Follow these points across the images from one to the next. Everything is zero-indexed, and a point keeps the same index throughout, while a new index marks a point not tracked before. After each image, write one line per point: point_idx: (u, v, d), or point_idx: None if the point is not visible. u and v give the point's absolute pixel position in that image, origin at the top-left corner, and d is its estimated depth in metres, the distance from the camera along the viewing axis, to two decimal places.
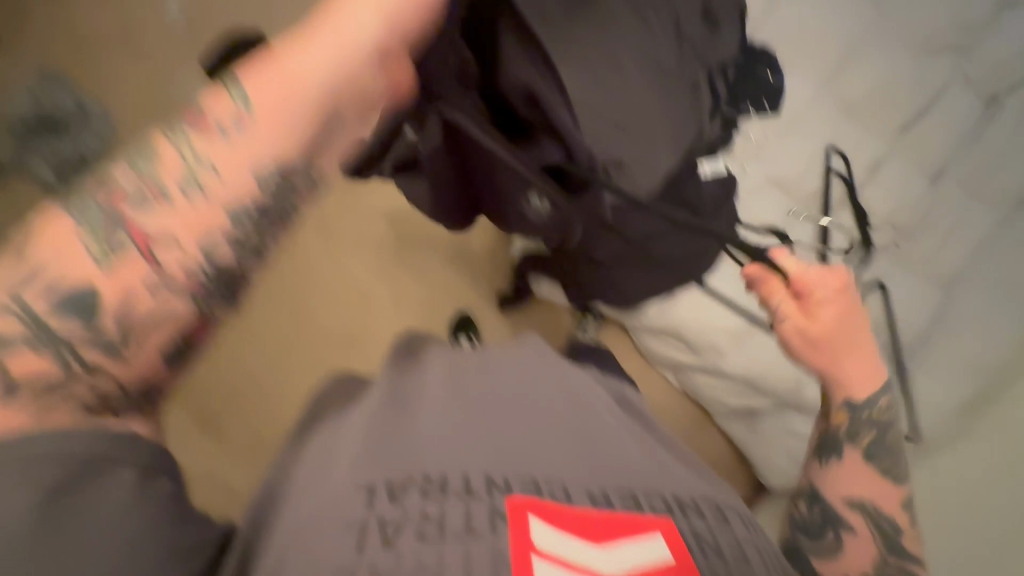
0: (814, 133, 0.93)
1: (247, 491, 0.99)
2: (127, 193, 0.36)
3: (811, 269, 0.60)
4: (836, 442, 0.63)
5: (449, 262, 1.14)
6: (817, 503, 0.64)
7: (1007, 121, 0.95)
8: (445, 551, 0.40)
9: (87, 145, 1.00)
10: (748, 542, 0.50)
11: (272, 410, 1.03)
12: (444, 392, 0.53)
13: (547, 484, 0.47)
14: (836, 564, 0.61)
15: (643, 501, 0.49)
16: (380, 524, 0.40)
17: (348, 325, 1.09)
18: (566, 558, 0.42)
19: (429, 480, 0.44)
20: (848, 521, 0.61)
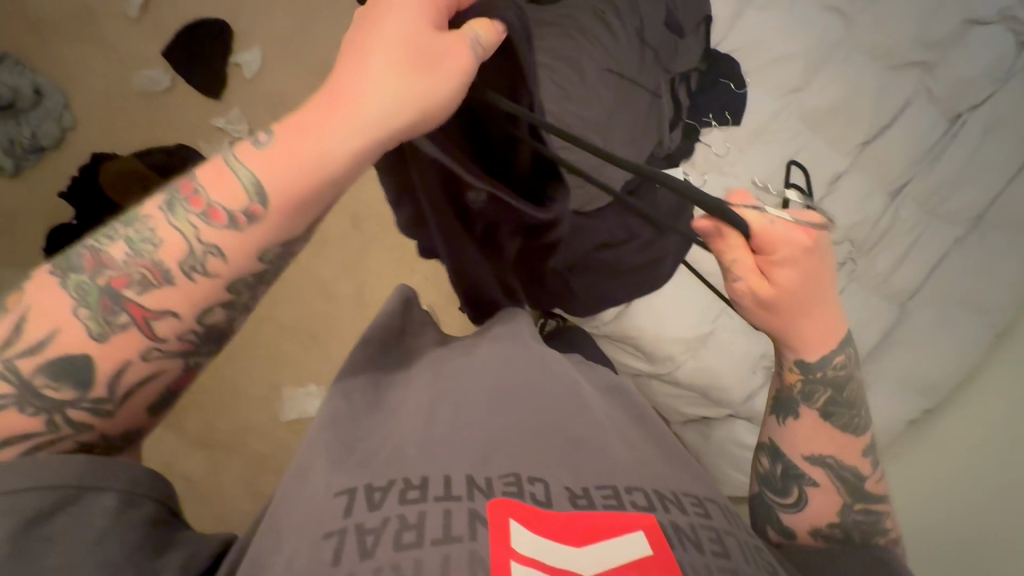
0: (777, 145, 0.95)
1: (209, 487, 0.99)
2: (136, 278, 0.37)
3: (776, 224, 0.47)
4: (790, 401, 0.58)
5: (414, 261, 1.12)
6: (780, 459, 0.59)
7: (983, 122, 0.96)
8: (422, 557, 0.40)
9: (45, 131, 1.02)
10: (728, 532, 0.51)
11: (231, 404, 1.03)
12: (429, 398, 0.55)
13: (530, 483, 0.47)
14: (805, 521, 0.57)
15: (625, 497, 0.49)
16: (358, 531, 0.41)
17: (310, 323, 1.07)
18: (543, 561, 0.42)
19: (410, 482, 0.45)
20: (808, 473, 0.57)
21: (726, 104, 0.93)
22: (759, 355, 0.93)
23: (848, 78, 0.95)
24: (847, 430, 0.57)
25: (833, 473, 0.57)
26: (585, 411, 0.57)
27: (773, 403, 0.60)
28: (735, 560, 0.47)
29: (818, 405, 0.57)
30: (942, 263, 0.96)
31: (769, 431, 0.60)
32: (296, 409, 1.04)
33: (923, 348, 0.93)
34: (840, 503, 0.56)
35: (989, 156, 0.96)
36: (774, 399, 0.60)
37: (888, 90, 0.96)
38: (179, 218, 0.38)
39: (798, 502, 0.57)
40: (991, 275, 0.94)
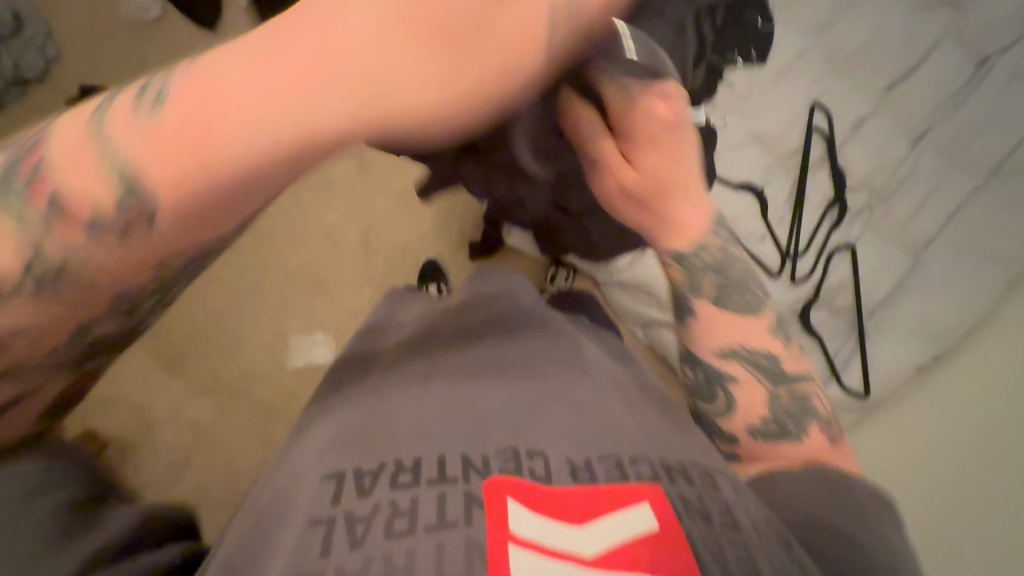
0: (801, 86, 0.92)
1: (217, 439, 0.98)
2: (85, 208, 0.32)
3: (622, 92, 0.49)
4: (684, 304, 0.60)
5: (419, 207, 1.09)
6: (700, 365, 0.60)
7: (1011, 66, 0.91)
8: (415, 546, 0.38)
9: (29, 63, 0.95)
10: (738, 506, 0.48)
11: (236, 353, 1.01)
12: (421, 372, 0.54)
13: (528, 458, 0.45)
14: (743, 422, 0.59)
15: (629, 469, 0.47)
16: (347, 520, 0.39)
17: (315, 268, 1.05)
18: (545, 542, 0.39)
19: (401, 465, 0.43)
20: (725, 372, 0.59)
21: (754, 40, 0.86)
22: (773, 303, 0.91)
23: (873, 15, 0.91)
24: (739, 314, 0.60)
25: (747, 363, 0.59)
26: (586, 380, 0.57)
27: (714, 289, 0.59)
28: (745, 530, 0.45)
29: (708, 293, 0.59)
30: (957, 215, 0.94)
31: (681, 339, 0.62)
32: (303, 356, 1.03)
33: (930, 299, 0.93)
34: (766, 394, 0.58)
35: (1016, 100, 0.92)
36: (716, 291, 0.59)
37: (917, 30, 0.91)
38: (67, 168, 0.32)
39: (727, 408, 0.59)
40: (1008, 226, 0.92)
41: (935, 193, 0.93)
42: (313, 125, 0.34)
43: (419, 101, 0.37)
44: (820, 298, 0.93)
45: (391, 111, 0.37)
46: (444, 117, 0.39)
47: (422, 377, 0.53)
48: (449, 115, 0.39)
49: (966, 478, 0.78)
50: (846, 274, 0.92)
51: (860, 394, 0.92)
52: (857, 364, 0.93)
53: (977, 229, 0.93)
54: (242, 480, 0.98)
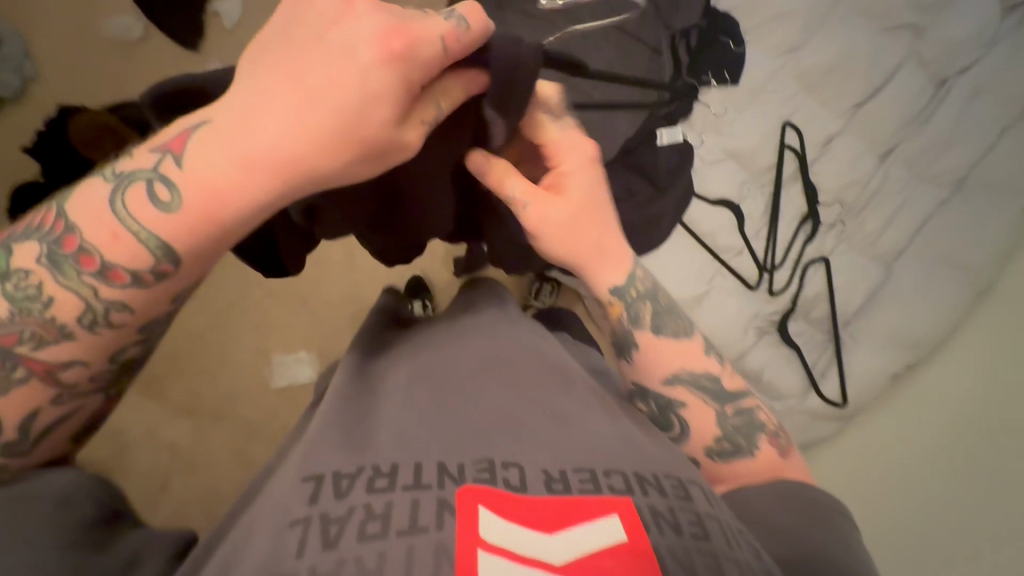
0: (774, 105, 0.95)
1: (196, 461, 0.96)
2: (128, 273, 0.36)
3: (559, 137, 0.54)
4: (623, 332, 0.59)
5: None
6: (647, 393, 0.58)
7: (969, 87, 0.96)
8: (386, 549, 0.38)
9: (5, 82, 0.96)
10: (709, 515, 0.46)
11: (217, 372, 1.00)
12: (409, 379, 0.55)
13: (504, 468, 0.45)
14: (700, 445, 0.57)
15: (603, 481, 0.46)
16: (323, 521, 0.40)
17: (298, 286, 1.05)
18: (513, 549, 0.39)
19: (379, 470, 0.44)
20: (675, 397, 0.57)
21: (726, 62, 0.92)
22: (750, 315, 0.94)
23: (840, 37, 0.95)
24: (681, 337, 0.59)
25: (690, 384, 0.57)
26: (571, 388, 0.56)
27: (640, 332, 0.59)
28: (716, 541, 0.44)
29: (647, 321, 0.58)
30: (924, 227, 0.97)
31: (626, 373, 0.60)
32: (286, 377, 1.02)
33: (902, 310, 0.95)
34: (714, 413, 0.57)
35: (974, 119, 0.96)
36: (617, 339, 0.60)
37: (882, 51, 0.95)
38: (129, 205, 0.36)
39: (680, 433, 0.57)
40: (970, 237, 0.95)
41: (902, 207, 0.97)
42: (281, 152, 0.36)
43: (382, 133, 0.38)
44: (797, 311, 0.95)
45: (356, 135, 0.37)
46: (395, 127, 0.39)
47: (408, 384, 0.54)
48: (406, 117, 0.39)
49: (953, 480, 0.79)
50: (822, 286, 0.95)
51: (837, 405, 0.94)
52: (834, 374, 0.95)
53: (943, 241, 0.96)
54: (213, 507, 0.95)
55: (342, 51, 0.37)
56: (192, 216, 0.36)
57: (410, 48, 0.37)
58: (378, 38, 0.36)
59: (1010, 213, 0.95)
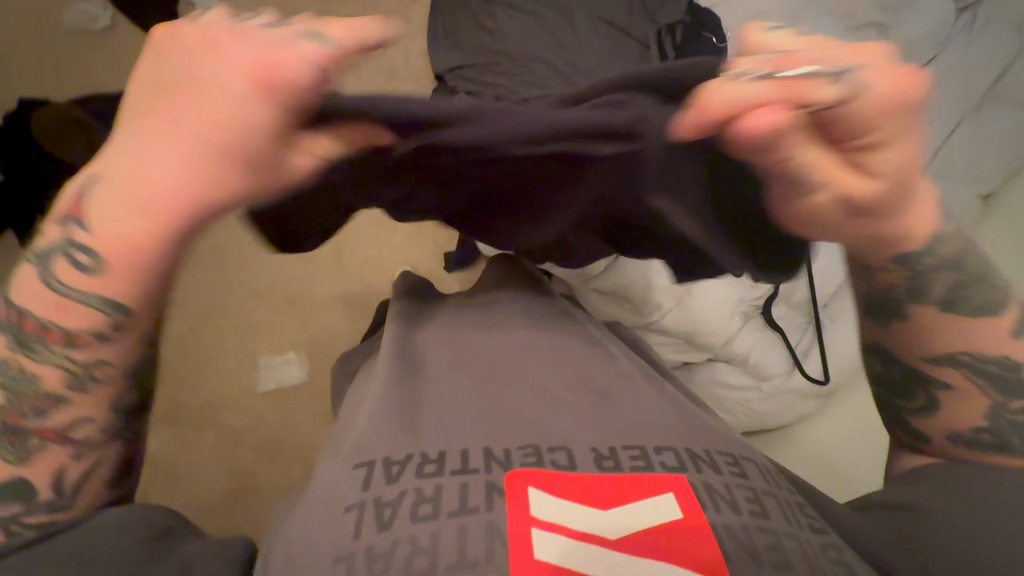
0: None
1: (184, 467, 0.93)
2: (90, 337, 0.37)
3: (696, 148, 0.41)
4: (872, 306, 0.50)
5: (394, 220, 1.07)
6: (896, 362, 0.50)
7: None
8: (439, 530, 0.38)
9: None
10: (766, 492, 0.44)
11: (203, 378, 0.97)
12: (452, 364, 0.54)
13: (551, 452, 0.44)
14: (943, 425, 0.49)
15: (655, 456, 0.44)
16: (377, 503, 0.39)
17: (285, 287, 1.02)
18: (566, 526, 0.38)
19: (427, 456, 0.42)
20: (932, 375, 0.48)
21: (710, 56, 0.93)
22: (736, 301, 0.96)
23: None
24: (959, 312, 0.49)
25: (972, 370, 0.47)
26: (613, 368, 0.55)
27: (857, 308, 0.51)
28: (774, 519, 0.41)
29: (940, 294, 0.46)
30: None
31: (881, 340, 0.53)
32: (274, 379, 0.98)
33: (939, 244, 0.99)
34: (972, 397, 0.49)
35: None
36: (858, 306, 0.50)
37: None
38: (62, 278, 0.36)
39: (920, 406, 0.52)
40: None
41: None
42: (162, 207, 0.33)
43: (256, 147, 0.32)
44: (779, 296, 0.98)
45: (237, 153, 0.32)
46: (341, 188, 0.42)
47: (457, 371, 0.53)
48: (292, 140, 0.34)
49: None
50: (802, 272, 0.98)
51: (820, 381, 0.97)
52: (817, 352, 0.99)
53: None
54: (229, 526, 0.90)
55: (211, 88, 0.32)
56: (119, 276, 0.36)
57: (277, 73, 0.31)
58: (250, 61, 0.31)
59: None
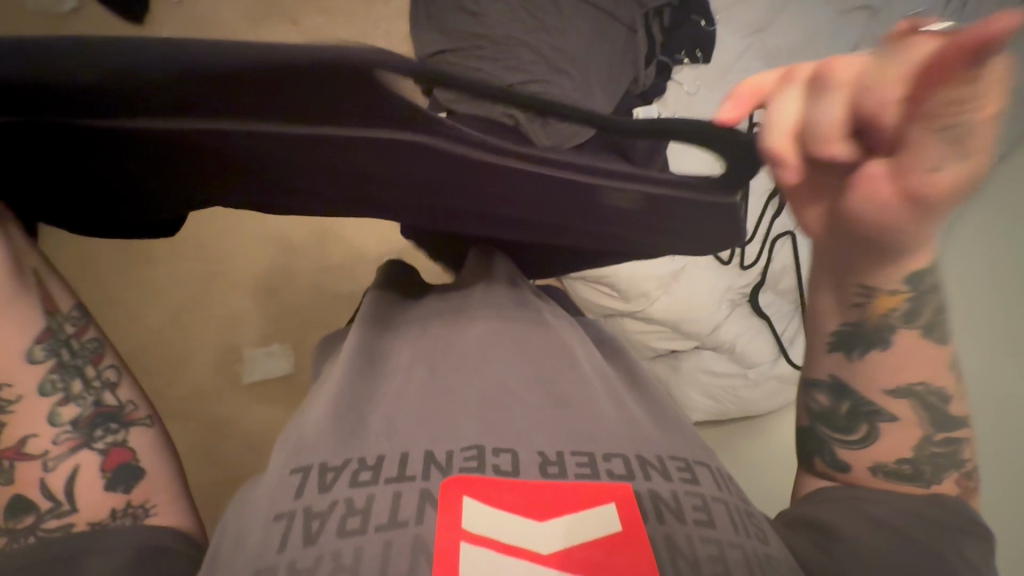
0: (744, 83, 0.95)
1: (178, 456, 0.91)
2: None
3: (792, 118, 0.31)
4: (875, 333, 0.42)
5: None
6: (849, 398, 0.46)
7: None
8: (364, 545, 0.36)
9: None
10: (716, 501, 0.44)
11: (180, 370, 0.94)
12: (419, 362, 0.53)
13: (495, 455, 0.42)
14: (869, 457, 0.46)
15: (601, 465, 0.43)
16: (307, 513, 0.37)
17: (268, 278, 1.00)
18: (497, 539, 0.38)
19: (364, 462, 0.41)
20: (886, 408, 0.44)
21: (698, 41, 0.93)
22: (725, 289, 0.96)
23: (799, 21, 0.96)
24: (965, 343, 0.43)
25: (920, 402, 0.44)
26: (575, 367, 0.54)
27: (832, 339, 0.44)
28: (720, 529, 0.41)
29: (926, 321, 0.41)
30: None
31: (827, 367, 0.46)
32: (259, 371, 0.97)
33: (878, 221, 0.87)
34: (919, 436, 0.44)
35: None
36: (834, 335, 0.44)
37: (839, 35, 0.97)
38: None
39: (864, 440, 0.46)
40: None
41: None
42: None
43: None
44: (766, 283, 0.99)
45: None
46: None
47: (417, 366, 0.52)
48: None
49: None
50: (788, 259, 0.98)
51: None
52: (800, 342, 1.00)
53: None
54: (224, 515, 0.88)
55: None
56: None
57: None
58: None
59: None
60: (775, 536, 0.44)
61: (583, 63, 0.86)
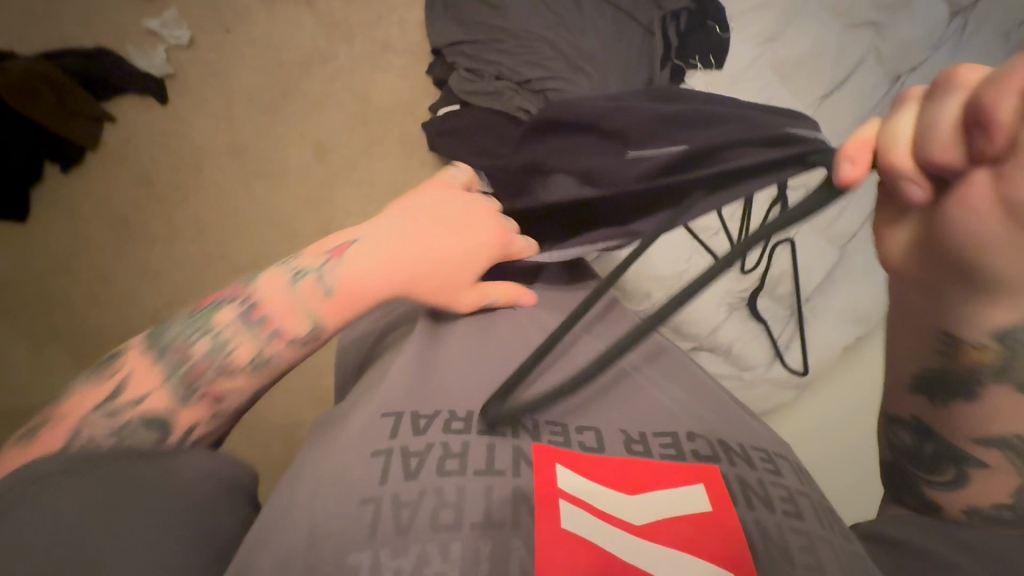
0: (757, 87, 0.94)
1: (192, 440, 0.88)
2: None
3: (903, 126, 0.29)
4: (971, 375, 0.32)
5: (384, 198, 0.97)
6: (934, 437, 0.36)
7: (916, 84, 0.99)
8: (463, 486, 0.36)
9: None
10: (800, 493, 0.44)
11: None
12: (470, 330, 0.50)
13: (578, 432, 0.43)
14: (961, 499, 0.37)
15: (687, 445, 0.44)
16: (404, 453, 0.37)
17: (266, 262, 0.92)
18: (587, 501, 0.38)
19: (454, 414, 0.41)
20: (977, 454, 0.34)
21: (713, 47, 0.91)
22: (723, 293, 0.98)
23: (812, 31, 0.97)
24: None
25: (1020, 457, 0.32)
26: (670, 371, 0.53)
27: (916, 380, 0.35)
28: (809, 523, 0.41)
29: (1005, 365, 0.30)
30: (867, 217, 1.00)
31: (903, 407, 0.39)
32: None
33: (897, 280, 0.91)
34: (1021, 483, 0.34)
35: None
36: (919, 376, 0.35)
37: (845, 47, 0.97)
38: None
39: (953, 483, 0.36)
40: None
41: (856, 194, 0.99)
42: None
43: None
44: (764, 287, 1.00)
45: None
46: None
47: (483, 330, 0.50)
48: None
49: None
50: (787, 265, 1.00)
51: (799, 373, 1.00)
52: (797, 347, 1.01)
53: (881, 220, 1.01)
54: None
55: None
56: None
57: None
58: None
59: None
60: (859, 544, 0.42)
61: (602, 61, 0.86)
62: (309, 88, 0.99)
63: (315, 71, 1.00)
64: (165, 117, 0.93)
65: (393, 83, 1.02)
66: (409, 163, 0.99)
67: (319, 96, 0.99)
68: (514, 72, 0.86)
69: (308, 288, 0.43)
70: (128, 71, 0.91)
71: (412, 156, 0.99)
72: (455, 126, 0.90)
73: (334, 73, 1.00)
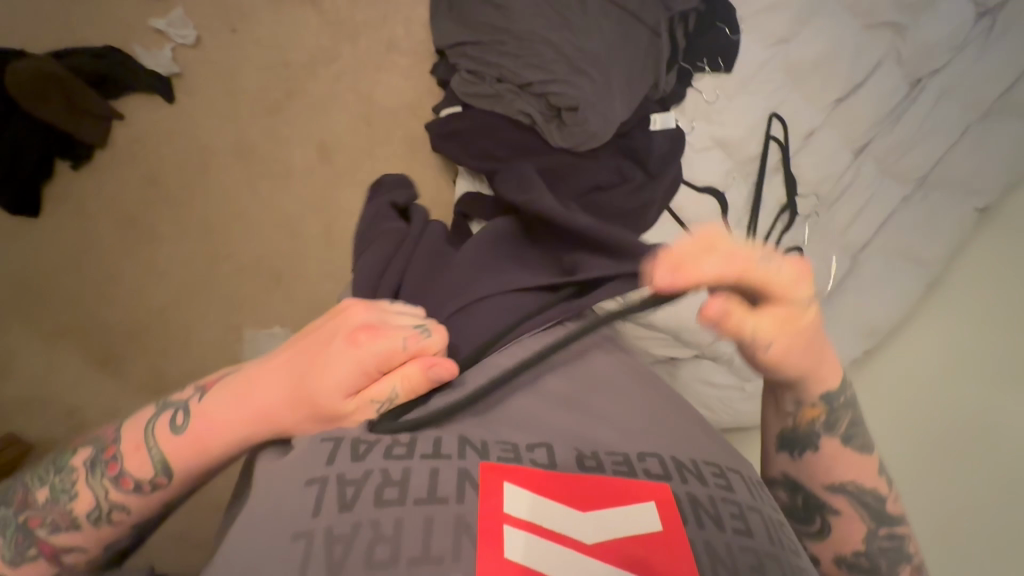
0: (766, 92, 0.92)
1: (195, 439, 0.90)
2: None
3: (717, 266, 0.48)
4: (806, 433, 0.56)
5: None
6: (803, 490, 0.56)
7: (939, 88, 0.94)
8: (403, 518, 0.37)
9: None
10: (751, 509, 0.44)
11: (181, 346, 0.89)
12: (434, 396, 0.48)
13: (529, 448, 0.43)
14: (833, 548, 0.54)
15: (639, 464, 0.44)
16: (340, 481, 0.38)
17: (269, 260, 0.93)
18: (543, 525, 0.38)
19: (396, 439, 0.41)
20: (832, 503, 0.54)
21: (720, 49, 0.91)
22: None
23: (828, 32, 0.93)
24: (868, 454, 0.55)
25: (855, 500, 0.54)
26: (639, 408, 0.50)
27: (778, 442, 0.58)
28: (757, 538, 0.42)
29: (841, 430, 0.55)
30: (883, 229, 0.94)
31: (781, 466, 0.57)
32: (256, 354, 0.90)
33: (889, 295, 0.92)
34: (866, 528, 0.53)
35: (941, 121, 0.94)
36: (779, 438, 0.58)
37: (863, 50, 0.93)
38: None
39: (821, 531, 0.55)
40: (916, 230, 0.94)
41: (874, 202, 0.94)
42: None
43: None
44: None
45: None
46: None
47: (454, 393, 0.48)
48: None
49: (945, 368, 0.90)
50: None
51: None
52: None
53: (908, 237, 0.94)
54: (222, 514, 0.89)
55: None
56: None
57: None
58: None
59: (965, 214, 0.93)
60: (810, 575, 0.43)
61: (605, 64, 0.84)
62: (315, 88, 0.99)
63: (320, 71, 1.00)
64: (173, 116, 0.95)
65: (398, 83, 1.01)
66: (413, 163, 0.99)
67: (324, 94, 0.99)
68: (515, 75, 0.85)
69: (181, 422, 0.44)
70: (135, 71, 0.93)
71: (415, 156, 0.99)
72: (457, 128, 0.89)
73: (339, 72, 1.00)
